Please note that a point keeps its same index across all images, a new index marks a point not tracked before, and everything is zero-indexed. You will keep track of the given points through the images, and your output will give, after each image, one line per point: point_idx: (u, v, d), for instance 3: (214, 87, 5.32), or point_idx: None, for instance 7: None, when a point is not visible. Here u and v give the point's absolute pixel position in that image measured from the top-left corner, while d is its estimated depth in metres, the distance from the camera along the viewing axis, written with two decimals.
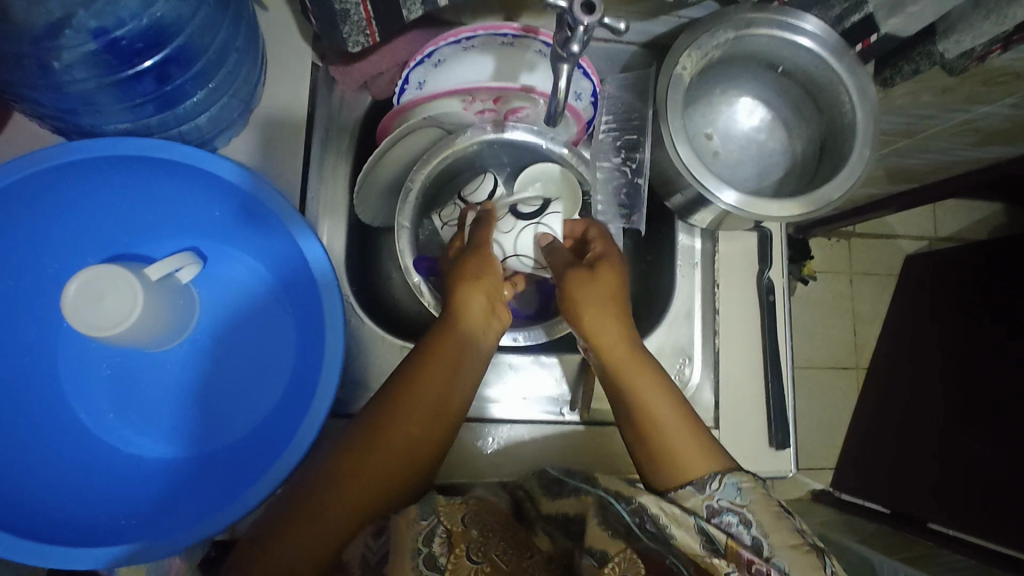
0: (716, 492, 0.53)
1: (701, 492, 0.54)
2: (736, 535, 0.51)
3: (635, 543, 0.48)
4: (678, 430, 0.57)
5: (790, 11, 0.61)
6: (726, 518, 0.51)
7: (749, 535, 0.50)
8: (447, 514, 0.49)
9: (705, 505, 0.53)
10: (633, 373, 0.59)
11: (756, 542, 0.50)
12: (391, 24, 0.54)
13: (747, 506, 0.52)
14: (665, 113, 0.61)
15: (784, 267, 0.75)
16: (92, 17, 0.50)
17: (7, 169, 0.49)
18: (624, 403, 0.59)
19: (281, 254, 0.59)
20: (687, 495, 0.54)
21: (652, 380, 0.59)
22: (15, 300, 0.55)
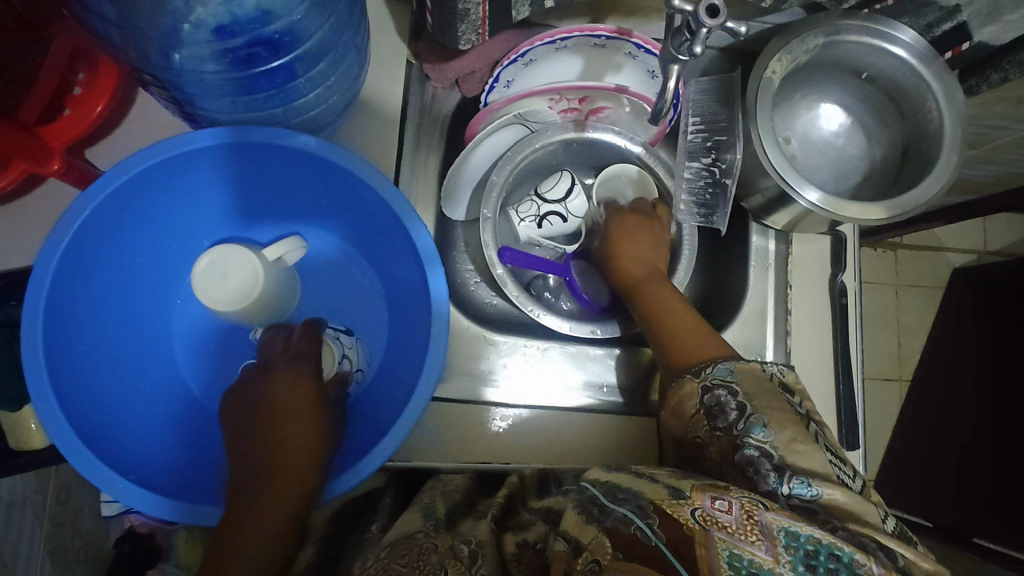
0: (709, 375, 0.55)
1: (697, 376, 0.56)
2: (724, 408, 0.52)
3: (607, 523, 0.41)
4: (699, 343, 0.60)
5: (882, 18, 0.62)
6: (716, 394, 0.53)
7: (734, 402, 0.51)
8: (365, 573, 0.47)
9: (701, 386, 0.55)
10: (656, 289, 0.67)
11: (739, 410, 0.51)
12: (502, 23, 0.56)
13: (736, 381, 0.53)
14: (754, 114, 0.63)
15: (857, 270, 0.76)
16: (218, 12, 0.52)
17: (149, 152, 0.52)
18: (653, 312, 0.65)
19: (384, 242, 0.61)
20: (685, 383, 0.56)
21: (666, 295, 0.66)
22: (142, 274, 0.59)
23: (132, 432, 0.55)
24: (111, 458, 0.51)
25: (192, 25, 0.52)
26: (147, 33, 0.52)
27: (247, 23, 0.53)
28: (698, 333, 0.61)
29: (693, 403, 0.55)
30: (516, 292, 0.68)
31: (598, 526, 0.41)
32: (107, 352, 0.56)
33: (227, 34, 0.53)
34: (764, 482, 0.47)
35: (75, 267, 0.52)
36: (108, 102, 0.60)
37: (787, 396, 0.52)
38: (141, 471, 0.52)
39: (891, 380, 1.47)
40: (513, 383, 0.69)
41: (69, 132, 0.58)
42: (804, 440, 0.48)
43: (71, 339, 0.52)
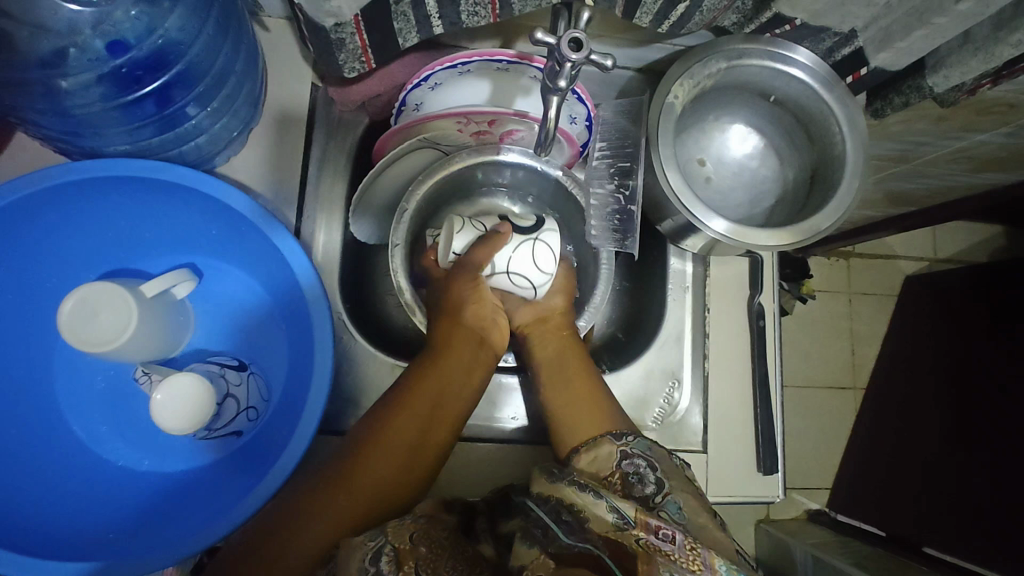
0: (628, 442, 0.57)
1: (617, 441, 0.58)
2: (641, 475, 0.54)
3: (550, 548, 0.45)
4: (597, 425, 0.60)
5: (782, 42, 0.62)
6: (635, 460, 0.55)
7: (651, 473, 0.54)
8: (394, 533, 0.46)
9: (619, 451, 0.57)
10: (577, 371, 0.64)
11: (657, 483, 0.53)
12: (386, 50, 0.55)
13: (652, 455, 0.56)
14: (656, 139, 0.62)
15: (775, 292, 0.75)
16: (100, 39, 0.53)
17: (3, 192, 0.50)
18: (569, 405, 0.61)
19: (274, 272, 0.59)
20: (603, 442, 0.58)
21: (588, 383, 0.63)
22: (16, 313, 0.57)
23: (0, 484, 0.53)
24: None
25: (78, 48, 0.53)
26: (18, 68, 0.52)
27: (134, 46, 0.54)
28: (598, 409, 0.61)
29: (609, 466, 0.56)
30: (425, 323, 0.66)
31: (539, 549, 0.45)
32: None
33: (119, 53, 0.54)
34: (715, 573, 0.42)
35: None
36: None
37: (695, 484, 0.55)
38: None
39: (843, 389, 1.48)
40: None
41: None
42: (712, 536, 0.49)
43: None
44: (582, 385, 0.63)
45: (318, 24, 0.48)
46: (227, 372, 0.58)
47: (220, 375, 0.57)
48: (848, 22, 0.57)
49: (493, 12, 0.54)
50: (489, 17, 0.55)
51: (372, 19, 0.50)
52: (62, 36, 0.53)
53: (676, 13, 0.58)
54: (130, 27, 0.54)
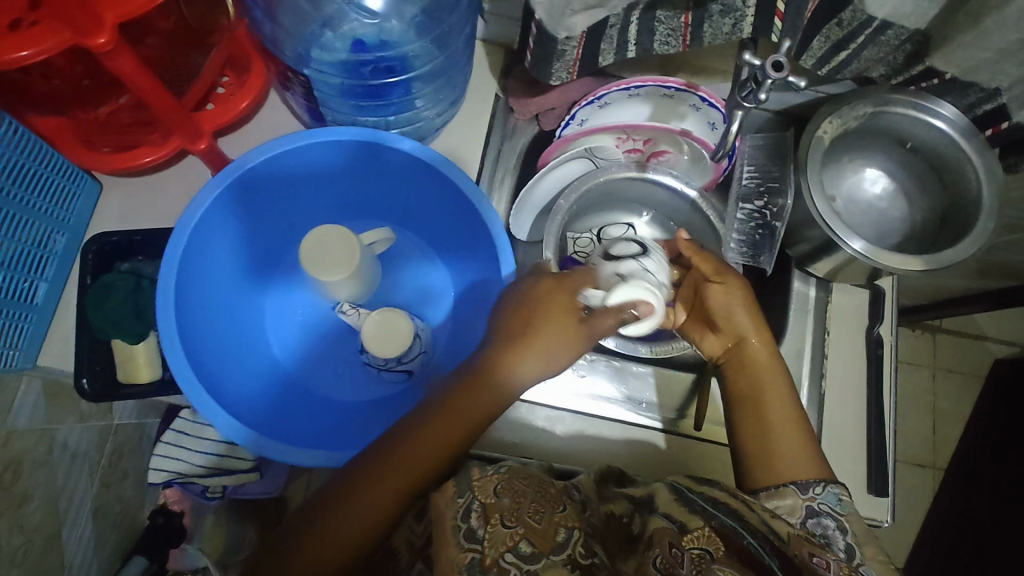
0: (817, 496, 0.60)
1: (803, 493, 0.61)
2: (830, 539, 0.57)
3: (712, 523, 0.51)
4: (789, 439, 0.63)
5: (927, 95, 0.69)
6: (824, 521, 0.59)
7: (841, 540, 0.57)
8: (481, 489, 0.52)
9: (804, 505, 0.60)
10: (767, 381, 0.66)
11: (847, 550, 0.56)
12: (588, 66, 0.65)
13: (844, 515, 0.58)
14: (805, 165, 0.70)
15: (893, 324, 0.80)
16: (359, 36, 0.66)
17: (277, 145, 0.61)
18: (750, 406, 0.66)
19: (461, 240, 0.70)
20: (786, 492, 0.61)
21: (778, 383, 0.66)
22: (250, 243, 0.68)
23: (232, 374, 0.63)
24: (213, 391, 0.58)
25: (321, 47, 0.63)
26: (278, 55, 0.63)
27: (369, 47, 0.64)
28: (789, 423, 0.64)
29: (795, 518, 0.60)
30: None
31: (705, 522, 0.51)
32: (216, 303, 0.65)
33: (360, 52, 0.64)
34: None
35: (200, 234, 0.61)
36: (251, 100, 0.69)
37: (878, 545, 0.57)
38: (234, 408, 0.59)
39: (922, 466, 1.45)
40: (554, 386, 0.74)
41: (216, 119, 0.68)
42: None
43: (192, 285, 0.60)
44: (775, 413, 0.65)
45: (553, 36, 0.59)
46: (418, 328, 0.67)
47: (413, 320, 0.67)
48: (995, 80, 0.64)
49: (683, 43, 0.64)
50: (678, 47, 0.65)
51: (591, 36, 0.61)
52: (321, 29, 0.64)
53: (837, 59, 0.66)
54: (371, 30, 0.64)
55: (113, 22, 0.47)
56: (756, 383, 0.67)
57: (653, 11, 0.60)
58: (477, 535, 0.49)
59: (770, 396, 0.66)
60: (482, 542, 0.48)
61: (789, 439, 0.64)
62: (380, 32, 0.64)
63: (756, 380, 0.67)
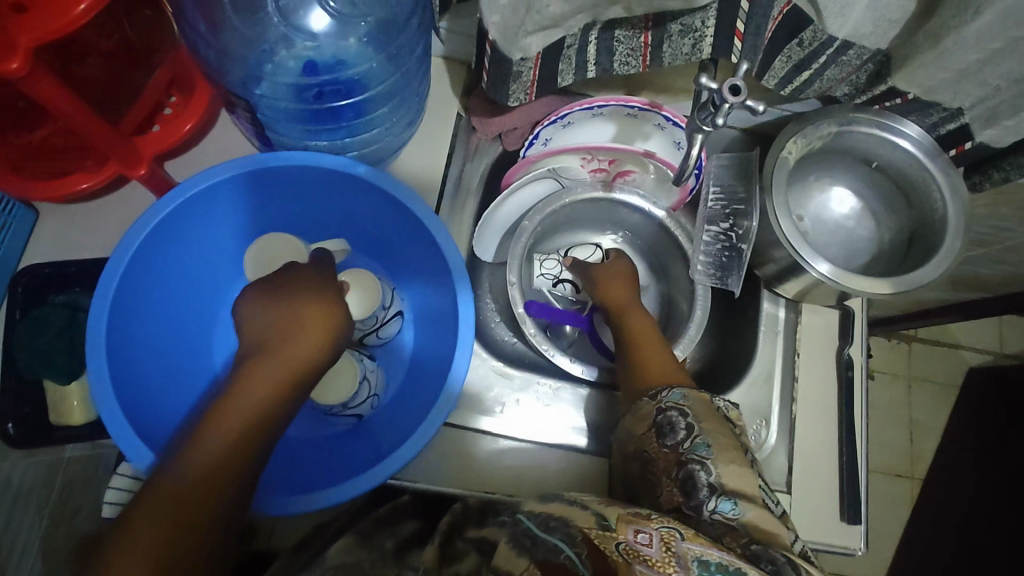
0: (664, 398, 0.60)
1: (652, 399, 0.61)
2: (673, 425, 0.58)
3: (536, 556, 0.41)
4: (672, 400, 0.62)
5: (891, 114, 0.69)
6: (670, 415, 0.59)
7: (682, 422, 0.58)
8: None
9: (656, 407, 0.60)
10: (646, 355, 0.67)
11: (687, 429, 0.57)
12: (546, 86, 0.63)
13: (687, 404, 0.59)
14: (770, 188, 0.68)
15: (863, 345, 0.79)
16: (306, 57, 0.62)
17: (221, 171, 0.59)
18: (629, 378, 0.66)
19: (421, 273, 0.66)
20: (643, 404, 0.62)
21: (663, 358, 0.67)
22: (194, 275, 0.65)
23: (172, 415, 0.59)
24: (149, 437, 0.54)
25: (273, 67, 0.60)
26: (226, 76, 0.60)
27: (324, 68, 0.61)
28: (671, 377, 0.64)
29: (646, 420, 0.60)
30: (537, 335, 0.72)
31: (527, 558, 0.40)
32: (158, 339, 0.61)
33: (312, 75, 0.61)
34: (701, 500, 0.52)
35: (134, 267, 0.57)
36: (195, 122, 0.66)
37: (729, 426, 0.59)
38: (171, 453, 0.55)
39: (901, 478, 1.45)
40: (517, 417, 0.71)
41: (159, 143, 0.64)
42: (729, 471, 0.54)
43: (128, 322, 0.57)
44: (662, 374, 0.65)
45: (507, 58, 0.56)
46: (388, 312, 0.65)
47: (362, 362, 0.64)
48: (957, 100, 0.64)
49: (643, 63, 0.63)
50: (638, 68, 0.63)
51: (546, 57, 0.59)
52: (266, 52, 0.61)
53: (801, 79, 0.66)
54: (326, 51, 0.61)
55: (26, 46, 0.44)
56: (638, 359, 0.67)
57: (611, 31, 0.59)
58: None
59: (651, 362, 0.66)
60: None
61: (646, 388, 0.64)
62: (337, 51, 0.61)
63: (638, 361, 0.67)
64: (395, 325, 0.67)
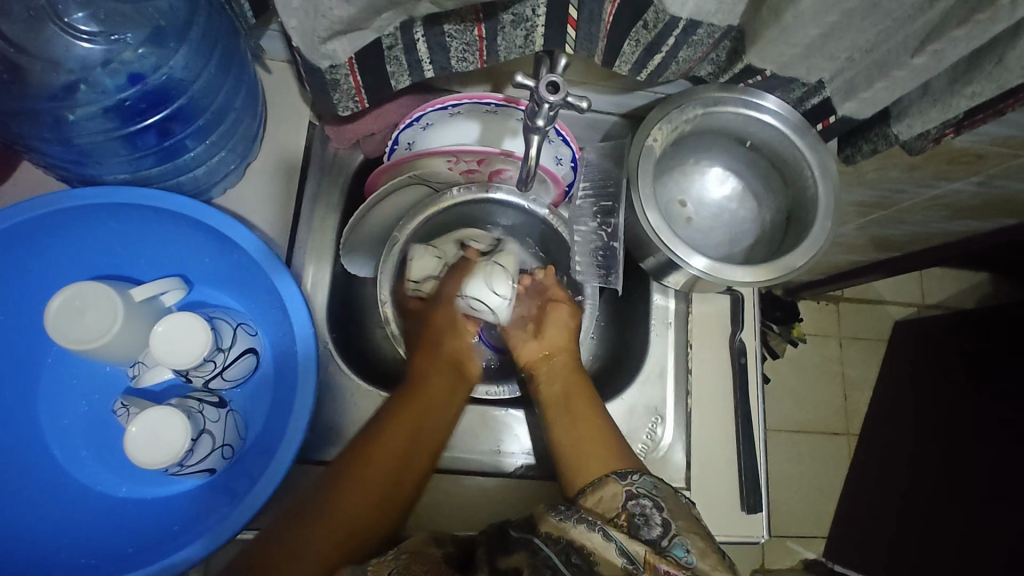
0: (635, 481, 0.54)
1: (622, 479, 0.54)
2: (649, 517, 0.51)
3: None
4: (609, 449, 0.59)
5: (753, 91, 0.66)
6: (642, 501, 0.52)
7: (659, 515, 0.51)
8: None
9: (624, 491, 0.54)
10: (573, 391, 0.65)
11: (664, 525, 0.51)
12: (380, 91, 0.58)
13: (660, 495, 0.53)
14: (636, 179, 0.65)
15: (755, 329, 0.77)
16: (106, 76, 0.55)
17: (11, 213, 0.52)
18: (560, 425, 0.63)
19: (268, 306, 0.60)
20: (606, 483, 0.55)
21: (584, 386, 0.66)
22: (2, 335, 0.58)
23: None
24: None
25: (88, 86, 0.55)
26: (29, 99, 0.53)
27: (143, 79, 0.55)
28: (580, 390, 0.65)
29: (612, 507, 0.53)
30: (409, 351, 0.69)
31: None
32: None
33: (135, 83, 0.55)
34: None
35: None
36: None
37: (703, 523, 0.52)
38: None
39: (835, 436, 1.47)
40: None
41: None
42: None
43: None
44: (579, 410, 0.63)
45: (315, 65, 0.51)
46: (227, 352, 0.58)
47: (198, 411, 0.56)
48: (814, 73, 0.61)
49: (481, 58, 0.58)
50: (477, 63, 0.58)
51: (366, 61, 0.53)
52: (74, 69, 0.55)
53: (654, 62, 0.61)
54: (147, 62, 0.55)
55: None
56: (564, 397, 0.65)
57: (438, 26, 0.53)
58: None
59: (576, 393, 0.65)
60: None
61: (596, 438, 0.60)
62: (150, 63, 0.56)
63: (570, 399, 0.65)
64: (243, 364, 0.60)
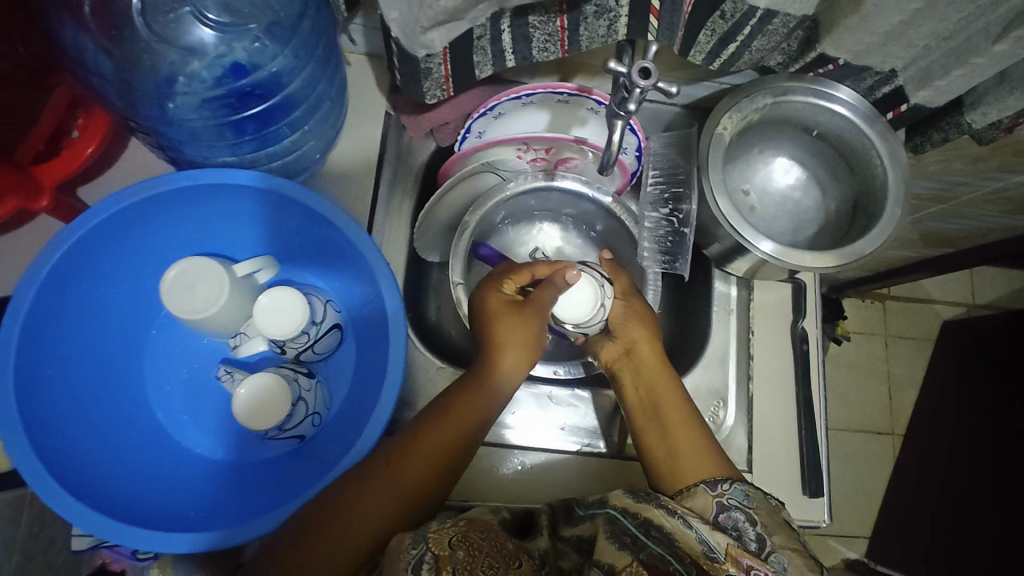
0: (726, 492, 0.55)
1: (713, 490, 0.55)
2: (742, 532, 0.51)
3: (642, 556, 0.47)
4: (701, 453, 0.59)
5: (824, 81, 0.67)
6: (734, 514, 0.53)
7: (753, 531, 0.51)
8: (436, 540, 0.47)
9: (715, 502, 0.54)
10: (659, 384, 0.64)
11: (759, 541, 0.50)
12: (463, 81, 0.61)
13: (752, 506, 0.53)
14: (707, 167, 0.66)
15: (818, 317, 0.78)
16: (206, 68, 0.60)
17: (135, 190, 0.57)
18: (650, 422, 0.62)
19: (355, 285, 0.63)
20: (697, 493, 0.56)
21: (667, 377, 0.64)
22: (119, 304, 0.62)
23: (102, 452, 0.58)
24: (72, 478, 0.53)
25: (187, 77, 0.59)
26: (138, 88, 0.58)
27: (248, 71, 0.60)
28: (660, 374, 0.64)
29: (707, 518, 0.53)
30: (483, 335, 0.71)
31: (633, 554, 0.47)
32: (81, 375, 0.59)
33: (236, 77, 0.60)
34: None
35: (48, 311, 0.55)
36: (99, 147, 0.64)
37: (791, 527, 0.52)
38: (97, 494, 0.54)
39: (881, 434, 1.45)
40: None
41: (61, 172, 0.62)
42: None
43: (43, 361, 0.55)
44: (666, 396, 0.63)
45: (411, 55, 0.54)
46: (320, 325, 0.62)
47: (294, 379, 0.60)
48: (888, 62, 0.62)
49: (562, 47, 0.60)
50: (557, 53, 0.61)
51: (456, 51, 0.56)
52: (182, 59, 0.59)
53: (727, 52, 0.63)
54: (243, 55, 0.60)
55: None
56: (652, 396, 0.63)
57: (524, 17, 0.56)
58: None
59: (661, 391, 0.63)
60: None
61: (686, 433, 0.60)
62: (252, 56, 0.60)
63: (654, 398, 0.63)
64: (332, 338, 0.64)
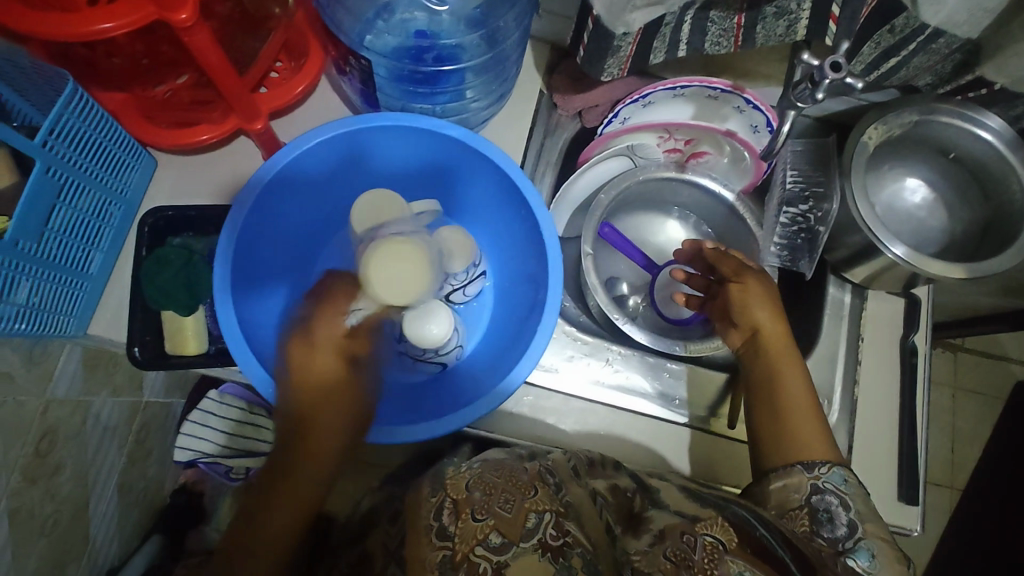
0: (823, 475, 0.60)
1: (809, 471, 0.60)
2: (833, 514, 0.58)
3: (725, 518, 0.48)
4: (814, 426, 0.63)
5: (974, 106, 0.70)
6: (828, 497, 0.59)
7: (845, 514, 0.57)
8: (453, 486, 0.43)
9: (811, 482, 0.60)
10: (785, 365, 0.67)
11: (849, 525, 0.57)
12: (638, 63, 0.67)
13: (848, 492, 0.59)
14: (850, 171, 0.70)
15: (928, 333, 0.80)
16: (389, 30, 0.68)
17: (344, 124, 0.63)
18: (769, 391, 0.66)
19: (514, 238, 0.72)
20: (793, 471, 0.61)
21: (794, 352, 0.67)
22: (303, 223, 0.72)
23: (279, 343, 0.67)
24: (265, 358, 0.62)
25: (374, 36, 0.67)
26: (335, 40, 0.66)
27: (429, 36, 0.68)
28: (786, 355, 0.67)
29: (798, 496, 0.59)
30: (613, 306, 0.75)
31: (713, 514, 0.48)
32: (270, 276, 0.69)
33: (421, 39, 0.68)
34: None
35: (260, 216, 0.65)
36: (307, 83, 0.72)
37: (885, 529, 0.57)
38: None
39: (940, 485, 1.42)
40: (569, 372, 0.75)
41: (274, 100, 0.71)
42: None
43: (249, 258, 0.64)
44: (793, 374, 0.66)
45: (609, 31, 0.60)
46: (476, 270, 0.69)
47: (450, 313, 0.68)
48: None
49: (734, 43, 0.65)
50: (729, 48, 0.66)
51: (644, 33, 0.62)
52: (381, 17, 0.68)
53: (888, 65, 0.67)
54: (425, 20, 0.68)
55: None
56: (777, 370, 0.66)
57: (707, 11, 0.61)
58: (447, 532, 0.40)
59: (787, 370, 0.66)
60: (453, 540, 0.40)
61: (803, 415, 0.63)
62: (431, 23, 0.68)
63: (779, 371, 0.66)
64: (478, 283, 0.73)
